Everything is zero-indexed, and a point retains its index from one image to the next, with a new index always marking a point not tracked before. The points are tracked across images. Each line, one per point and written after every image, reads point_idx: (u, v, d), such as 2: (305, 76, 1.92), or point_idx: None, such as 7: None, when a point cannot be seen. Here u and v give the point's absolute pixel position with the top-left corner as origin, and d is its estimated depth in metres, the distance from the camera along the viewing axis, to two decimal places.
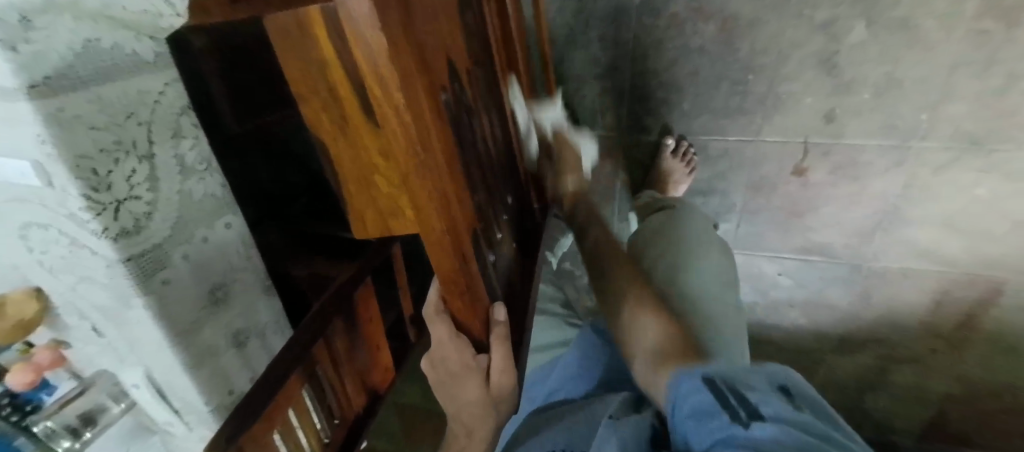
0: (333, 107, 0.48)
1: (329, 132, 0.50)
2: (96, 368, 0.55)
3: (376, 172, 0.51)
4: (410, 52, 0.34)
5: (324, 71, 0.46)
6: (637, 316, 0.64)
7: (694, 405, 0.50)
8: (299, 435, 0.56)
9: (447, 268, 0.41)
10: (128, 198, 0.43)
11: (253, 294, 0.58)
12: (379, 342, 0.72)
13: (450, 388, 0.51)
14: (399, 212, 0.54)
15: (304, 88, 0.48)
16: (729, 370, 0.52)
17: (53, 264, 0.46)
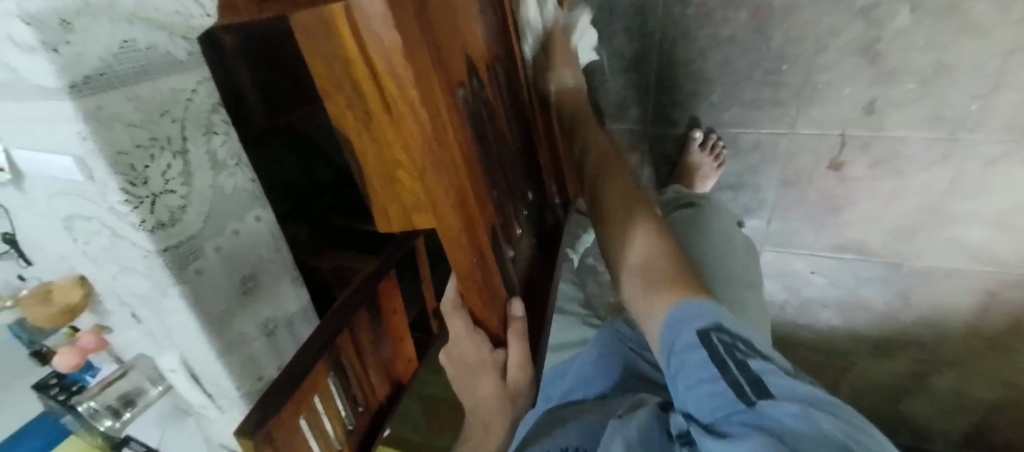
0: (359, 112, 0.50)
1: (354, 126, 0.51)
2: (135, 352, 0.58)
3: (402, 169, 0.53)
4: (421, 56, 0.37)
5: (351, 72, 0.49)
6: (635, 242, 0.58)
7: (689, 370, 0.46)
8: (325, 423, 0.57)
9: (461, 260, 0.43)
10: (163, 192, 0.44)
11: (282, 285, 0.59)
12: (402, 334, 0.73)
13: (466, 386, 0.52)
14: (423, 208, 0.55)
15: (334, 88, 0.51)
16: (726, 323, 0.47)
17: (96, 254, 0.49)
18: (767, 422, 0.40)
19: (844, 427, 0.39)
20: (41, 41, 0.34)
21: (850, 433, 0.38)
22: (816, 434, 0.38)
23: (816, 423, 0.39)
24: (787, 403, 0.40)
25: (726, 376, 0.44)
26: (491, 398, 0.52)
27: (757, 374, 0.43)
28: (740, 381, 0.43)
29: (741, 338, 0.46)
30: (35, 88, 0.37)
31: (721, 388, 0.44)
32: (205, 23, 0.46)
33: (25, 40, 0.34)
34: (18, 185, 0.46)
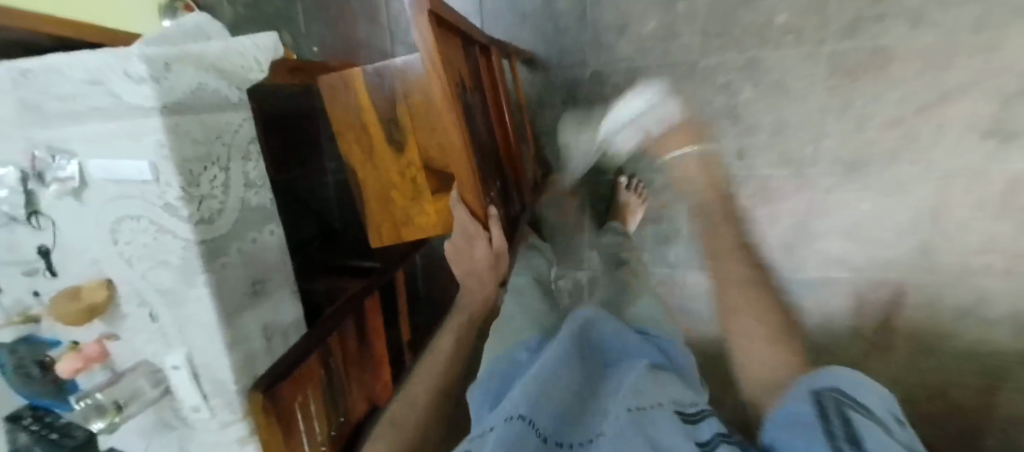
0: (358, 126, 0.65)
1: (358, 158, 0.66)
2: (137, 359, 0.63)
3: (394, 187, 0.66)
4: (453, 41, 0.51)
5: (359, 111, 0.64)
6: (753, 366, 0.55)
7: (793, 421, 0.39)
8: (312, 420, 0.63)
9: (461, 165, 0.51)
10: (207, 196, 0.56)
11: (282, 295, 0.68)
12: (380, 356, 0.80)
13: (462, 255, 0.60)
14: (411, 219, 0.67)
15: (342, 126, 0.65)
16: (850, 392, 0.39)
17: (134, 254, 0.57)
18: None
19: None
20: (150, 73, 0.48)
21: None
22: None
23: None
24: None
25: (821, 420, 0.37)
26: (491, 293, 0.63)
27: (859, 421, 0.35)
28: (832, 425, 0.36)
29: (864, 407, 0.38)
30: (130, 109, 0.50)
31: (811, 430, 0.36)
32: (258, 78, 0.61)
33: (139, 73, 0.48)
34: (78, 195, 0.56)
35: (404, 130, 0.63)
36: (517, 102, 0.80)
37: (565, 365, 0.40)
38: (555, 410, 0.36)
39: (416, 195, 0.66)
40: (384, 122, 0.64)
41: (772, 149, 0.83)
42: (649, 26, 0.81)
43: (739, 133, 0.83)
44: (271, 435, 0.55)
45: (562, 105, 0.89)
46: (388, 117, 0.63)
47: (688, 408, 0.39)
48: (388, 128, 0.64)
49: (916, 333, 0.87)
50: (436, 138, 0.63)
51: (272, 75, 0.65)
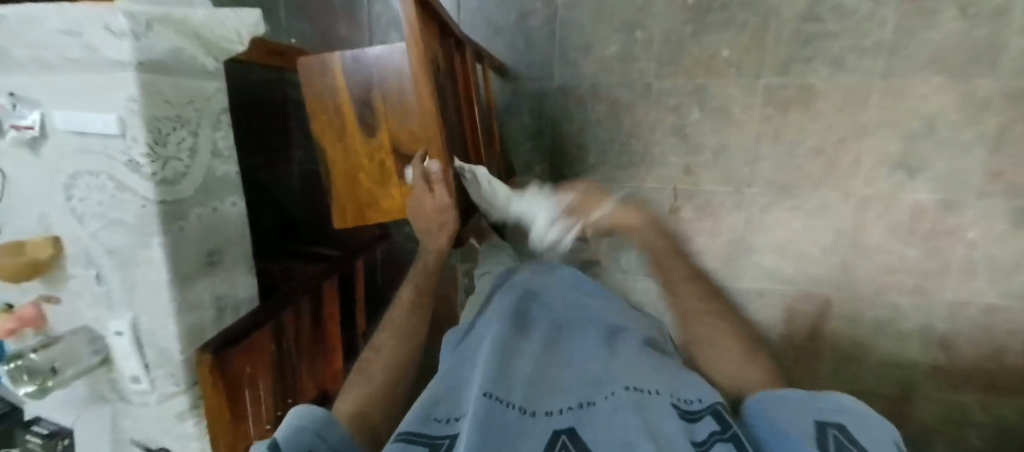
0: (330, 107, 0.67)
1: (328, 138, 0.69)
2: (79, 325, 0.61)
3: (361, 168, 0.68)
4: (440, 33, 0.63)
5: (335, 93, 0.67)
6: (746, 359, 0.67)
7: (781, 429, 0.38)
8: (258, 396, 0.61)
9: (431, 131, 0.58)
10: (173, 158, 0.56)
11: (238, 269, 0.68)
12: (332, 343, 0.79)
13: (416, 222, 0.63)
14: (375, 201, 0.69)
15: (316, 106, 0.68)
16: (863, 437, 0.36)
17: (86, 211, 0.56)
18: None
19: None
20: (130, 29, 0.48)
21: None
22: None
23: None
24: None
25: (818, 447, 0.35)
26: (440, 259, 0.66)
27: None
28: None
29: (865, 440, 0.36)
30: (104, 62, 0.51)
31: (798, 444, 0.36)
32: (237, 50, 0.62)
33: (119, 27, 0.48)
34: (36, 146, 0.55)
35: (375, 112, 0.66)
36: (486, 105, 0.85)
37: (527, 349, 0.47)
38: (537, 397, 0.41)
39: (383, 177, 0.68)
40: (357, 105, 0.67)
41: (715, 168, 0.91)
42: (610, 49, 0.89)
43: (688, 152, 0.91)
44: (219, 401, 0.55)
45: (528, 114, 0.94)
46: (362, 100, 0.66)
47: (692, 405, 0.40)
48: (361, 110, 0.66)
49: (839, 345, 0.96)
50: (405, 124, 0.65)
51: (244, 54, 0.66)
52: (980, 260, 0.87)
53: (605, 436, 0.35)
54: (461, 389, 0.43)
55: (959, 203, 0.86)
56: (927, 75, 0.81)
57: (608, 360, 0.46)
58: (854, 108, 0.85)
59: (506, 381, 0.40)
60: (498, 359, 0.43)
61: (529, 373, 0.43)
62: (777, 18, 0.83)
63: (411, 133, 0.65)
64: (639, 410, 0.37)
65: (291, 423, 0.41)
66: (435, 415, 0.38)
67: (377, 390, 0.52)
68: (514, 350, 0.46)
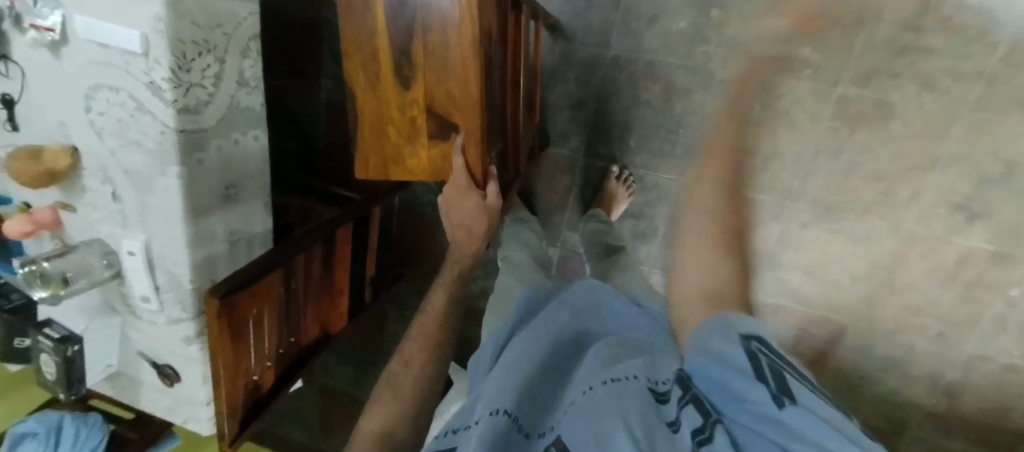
0: (367, 50, 0.61)
1: (360, 84, 0.64)
2: (91, 236, 0.61)
3: (391, 123, 0.64)
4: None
5: (373, 35, 0.60)
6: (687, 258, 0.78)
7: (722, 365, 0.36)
8: (264, 333, 0.63)
9: (472, 115, 0.61)
10: (197, 84, 0.53)
11: (255, 203, 0.67)
12: (339, 286, 0.79)
13: (455, 202, 0.69)
14: (402, 158, 0.66)
15: (351, 46, 0.62)
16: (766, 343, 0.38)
17: (105, 127, 0.54)
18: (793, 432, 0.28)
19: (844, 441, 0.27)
20: None
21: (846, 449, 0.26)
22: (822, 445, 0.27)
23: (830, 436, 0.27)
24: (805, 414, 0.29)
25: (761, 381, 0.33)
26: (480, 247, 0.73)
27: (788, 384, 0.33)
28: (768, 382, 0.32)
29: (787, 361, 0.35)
30: None
31: (743, 380, 0.33)
32: None
33: None
34: (57, 50, 0.52)
35: (409, 70, 0.61)
36: (533, 69, 0.79)
37: (538, 351, 0.45)
38: (540, 411, 0.40)
39: (409, 140, 0.65)
40: (390, 56, 0.61)
41: (761, 174, 0.85)
42: (678, 24, 0.80)
43: None
44: (222, 348, 0.55)
45: (574, 81, 0.87)
46: (400, 49, 0.60)
47: (660, 385, 0.38)
48: (398, 60, 0.61)
49: (844, 373, 0.95)
50: (441, 89, 0.61)
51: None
52: (1014, 318, 0.84)
53: (586, 418, 0.34)
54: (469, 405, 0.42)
55: (1011, 258, 0.80)
56: (1023, 115, 0.73)
57: (610, 354, 0.44)
58: (930, 138, 0.77)
59: (514, 395, 0.39)
60: (511, 372, 0.42)
61: (537, 379, 0.42)
62: (874, 21, 0.74)
63: (450, 97, 0.61)
64: (618, 400, 0.34)
65: None
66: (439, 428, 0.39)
67: (403, 409, 0.50)
68: (527, 357, 0.44)
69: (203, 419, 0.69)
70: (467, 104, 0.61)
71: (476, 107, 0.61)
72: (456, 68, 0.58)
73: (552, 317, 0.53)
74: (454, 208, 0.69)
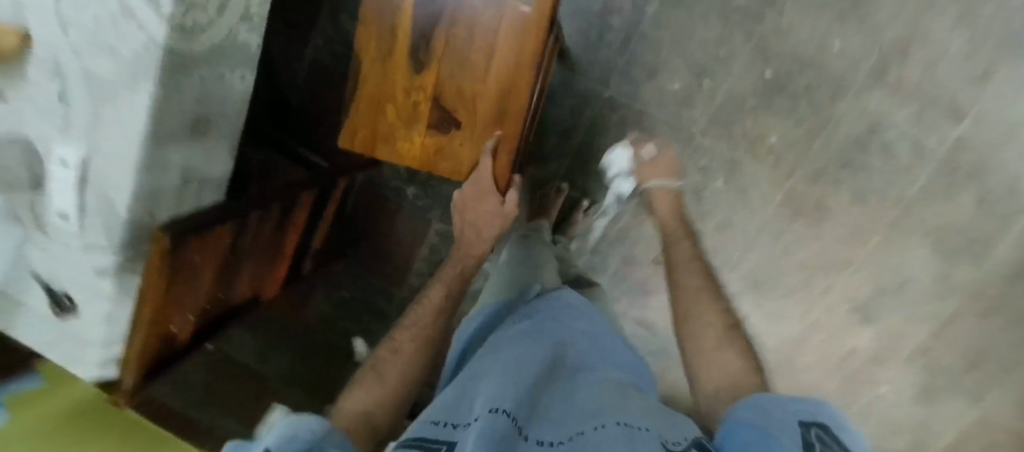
0: (386, 27, 0.60)
1: (370, 56, 0.62)
2: (16, 131, 0.53)
3: (393, 102, 0.63)
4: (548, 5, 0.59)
5: (397, 14, 0.59)
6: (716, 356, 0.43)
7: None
8: (201, 286, 0.58)
9: (512, 120, 0.61)
10: (199, 6, 0.47)
11: (220, 143, 0.62)
12: (286, 252, 0.75)
13: (470, 207, 0.67)
14: (394, 140, 0.64)
15: (371, 18, 0.60)
16: (850, 442, 0.28)
17: (70, 17, 0.46)
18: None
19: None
20: None
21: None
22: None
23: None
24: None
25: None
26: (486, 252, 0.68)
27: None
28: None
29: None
30: None
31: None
32: None
33: None
34: None
35: (438, 55, 0.60)
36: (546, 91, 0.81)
37: (529, 359, 0.40)
38: (540, 423, 0.34)
39: (415, 124, 0.63)
40: (418, 35, 0.60)
41: (710, 239, 0.93)
42: (674, 85, 0.86)
43: (698, 215, 0.91)
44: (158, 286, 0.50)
45: (568, 110, 0.91)
46: (421, 34, 0.60)
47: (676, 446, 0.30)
48: (416, 43, 0.60)
49: None
50: (469, 82, 0.60)
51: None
52: (876, 412, 0.97)
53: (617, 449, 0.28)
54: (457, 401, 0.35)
55: (886, 360, 0.94)
56: (923, 243, 0.86)
57: (609, 388, 0.38)
58: (850, 243, 0.89)
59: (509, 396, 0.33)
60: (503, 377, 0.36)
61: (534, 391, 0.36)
62: (834, 132, 0.83)
63: (462, 92, 0.61)
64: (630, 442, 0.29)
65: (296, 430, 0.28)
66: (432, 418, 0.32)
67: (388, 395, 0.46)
68: (520, 363, 0.39)
69: (93, 361, 0.62)
70: (497, 104, 0.61)
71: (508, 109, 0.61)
72: (488, 69, 0.59)
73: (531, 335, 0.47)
74: (465, 210, 0.68)
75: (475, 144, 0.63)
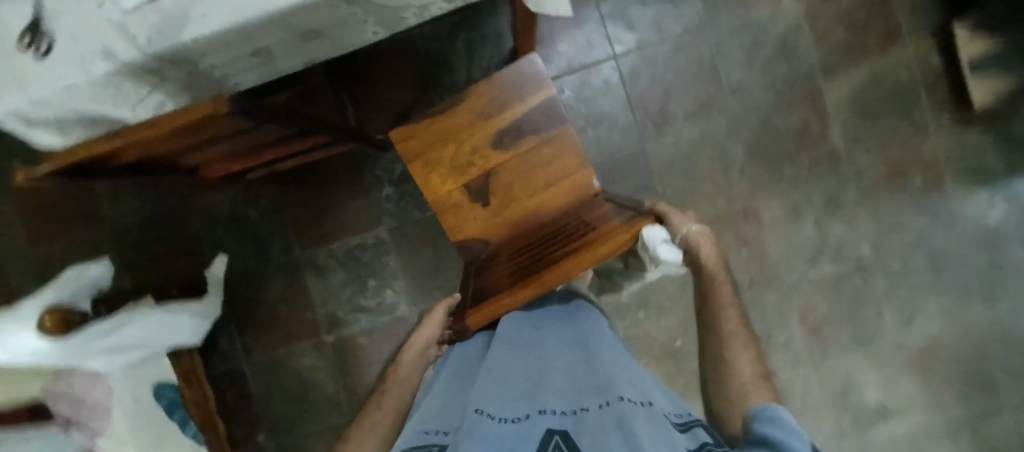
0: (497, 106, 0.67)
1: (467, 111, 0.68)
2: None
3: (457, 148, 0.68)
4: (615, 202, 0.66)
5: (513, 108, 0.67)
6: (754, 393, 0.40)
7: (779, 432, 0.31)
8: (183, 141, 0.54)
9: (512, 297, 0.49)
10: None
11: (303, 49, 0.57)
12: (260, 156, 0.72)
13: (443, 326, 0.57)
14: (433, 173, 0.68)
15: (490, 89, 0.67)
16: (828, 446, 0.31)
17: None
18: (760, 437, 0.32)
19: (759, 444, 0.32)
20: None
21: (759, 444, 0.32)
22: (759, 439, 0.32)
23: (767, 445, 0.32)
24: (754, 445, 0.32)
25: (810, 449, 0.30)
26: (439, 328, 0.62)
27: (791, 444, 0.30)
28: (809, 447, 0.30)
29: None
30: None
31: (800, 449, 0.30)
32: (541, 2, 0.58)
33: None
34: None
35: (516, 152, 0.68)
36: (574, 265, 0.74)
37: (504, 353, 0.43)
38: (509, 399, 0.35)
39: (457, 174, 0.68)
40: (516, 124, 0.68)
41: None
42: None
43: None
44: (174, 121, 0.45)
45: None
46: (513, 128, 0.67)
47: (679, 418, 0.32)
48: (505, 130, 0.67)
49: None
50: (520, 190, 0.67)
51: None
52: None
53: (614, 422, 0.28)
54: (448, 410, 0.39)
55: None
56: None
57: (587, 375, 0.39)
58: None
59: (488, 396, 0.35)
60: (484, 380, 0.38)
61: (516, 385, 0.38)
62: None
63: (507, 188, 0.67)
64: (625, 417, 0.29)
65: None
66: (430, 430, 0.37)
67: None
68: (495, 361, 0.42)
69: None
70: (523, 218, 0.68)
71: (529, 230, 0.68)
72: (542, 196, 0.67)
73: (513, 328, 0.48)
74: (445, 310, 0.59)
75: (485, 228, 0.68)
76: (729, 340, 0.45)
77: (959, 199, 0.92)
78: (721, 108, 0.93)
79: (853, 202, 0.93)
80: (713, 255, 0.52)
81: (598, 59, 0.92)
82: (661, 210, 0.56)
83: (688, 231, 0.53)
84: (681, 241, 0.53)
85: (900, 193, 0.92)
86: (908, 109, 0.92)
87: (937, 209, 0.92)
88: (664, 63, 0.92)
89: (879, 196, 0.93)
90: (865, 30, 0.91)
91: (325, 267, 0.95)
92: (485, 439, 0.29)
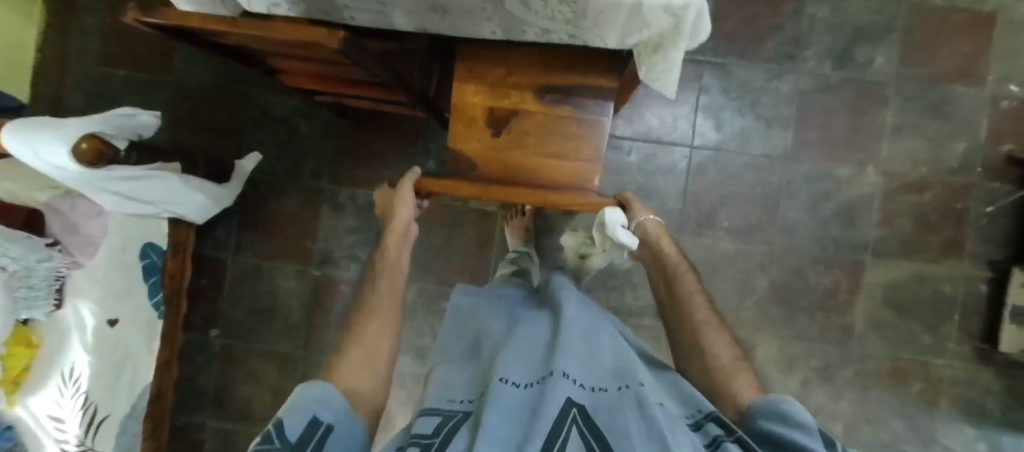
0: (562, 65, 0.69)
1: (535, 57, 0.69)
2: None
3: (505, 80, 0.70)
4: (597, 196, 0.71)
5: (575, 76, 0.69)
6: (735, 378, 0.50)
7: (777, 421, 0.42)
8: (282, 48, 0.54)
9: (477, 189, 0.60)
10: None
11: (425, 24, 0.60)
12: (338, 86, 0.73)
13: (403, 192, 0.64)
14: (469, 87, 0.70)
15: (566, 53, 0.69)
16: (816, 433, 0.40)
17: None
18: (764, 423, 0.42)
19: (762, 426, 0.42)
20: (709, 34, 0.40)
21: (762, 427, 0.42)
22: (765, 427, 0.42)
23: (767, 425, 0.42)
24: (760, 424, 0.43)
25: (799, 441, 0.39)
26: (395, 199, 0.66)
27: (801, 438, 0.39)
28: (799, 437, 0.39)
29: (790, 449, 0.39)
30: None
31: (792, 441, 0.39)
32: (650, 76, 0.61)
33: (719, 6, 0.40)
34: None
35: (550, 113, 0.70)
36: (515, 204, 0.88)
37: (531, 335, 0.53)
38: (537, 374, 0.46)
39: (490, 101, 0.70)
40: (567, 90, 0.70)
41: None
42: None
43: None
44: (286, 37, 0.46)
45: None
46: (562, 92, 0.69)
47: (692, 414, 0.44)
48: (556, 89, 0.69)
49: None
50: (534, 141, 0.70)
51: (632, 60, 0.64)
52: None
53: (636, 412, 0.39)
54: (480, 373, 0.51)
55: None
56: None
57: (603, 359, 0.48)
58: None
59: (512, 366, 0.46)
60: (511, 353, 0.49)
61: (535, 361, 0.48)
62: None
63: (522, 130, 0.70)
64: (631, 408, 0.39)
65: (310, 400, 0.41)
66: (455, 398, 0.49)
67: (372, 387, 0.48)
68: (529, 342, 0.51)
69: None
70: (523, 167, 0.71)
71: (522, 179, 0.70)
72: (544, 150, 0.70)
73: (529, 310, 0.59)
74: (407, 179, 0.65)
75: (486, 155, 0.70)
76: (703, 329, 0.56)
77: (948, 426, 0.91)
78: (766, 237, 0.93)
79: (846, 380, 0.92)
80: (666, 240, 0.67)
81: (674, 141, 0.93)
82: (629, 199, 0.70)
83: (643, 220, 0.67)
84: (635, 223, 0.67)
85: (893, 393, 0.92)
86: (936, 320, 0.92)
87: (922, 425, 0.91)
88: (733, 172, 0.93)
89: (873, 386, 0.92)
90: (932, 230, 0.91)
91: (343, 206, 0.96)
92: (510, 407, 0.41)
